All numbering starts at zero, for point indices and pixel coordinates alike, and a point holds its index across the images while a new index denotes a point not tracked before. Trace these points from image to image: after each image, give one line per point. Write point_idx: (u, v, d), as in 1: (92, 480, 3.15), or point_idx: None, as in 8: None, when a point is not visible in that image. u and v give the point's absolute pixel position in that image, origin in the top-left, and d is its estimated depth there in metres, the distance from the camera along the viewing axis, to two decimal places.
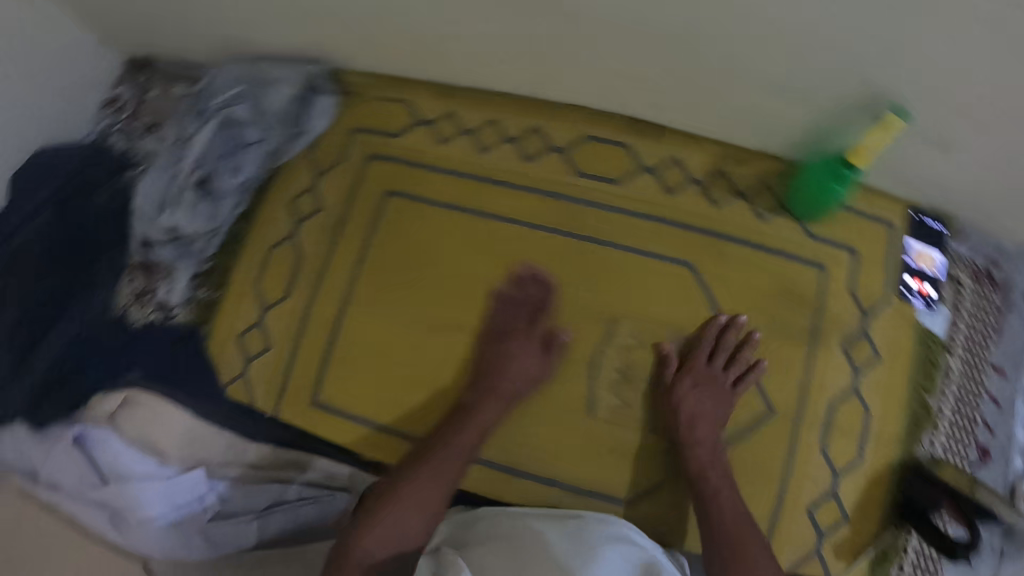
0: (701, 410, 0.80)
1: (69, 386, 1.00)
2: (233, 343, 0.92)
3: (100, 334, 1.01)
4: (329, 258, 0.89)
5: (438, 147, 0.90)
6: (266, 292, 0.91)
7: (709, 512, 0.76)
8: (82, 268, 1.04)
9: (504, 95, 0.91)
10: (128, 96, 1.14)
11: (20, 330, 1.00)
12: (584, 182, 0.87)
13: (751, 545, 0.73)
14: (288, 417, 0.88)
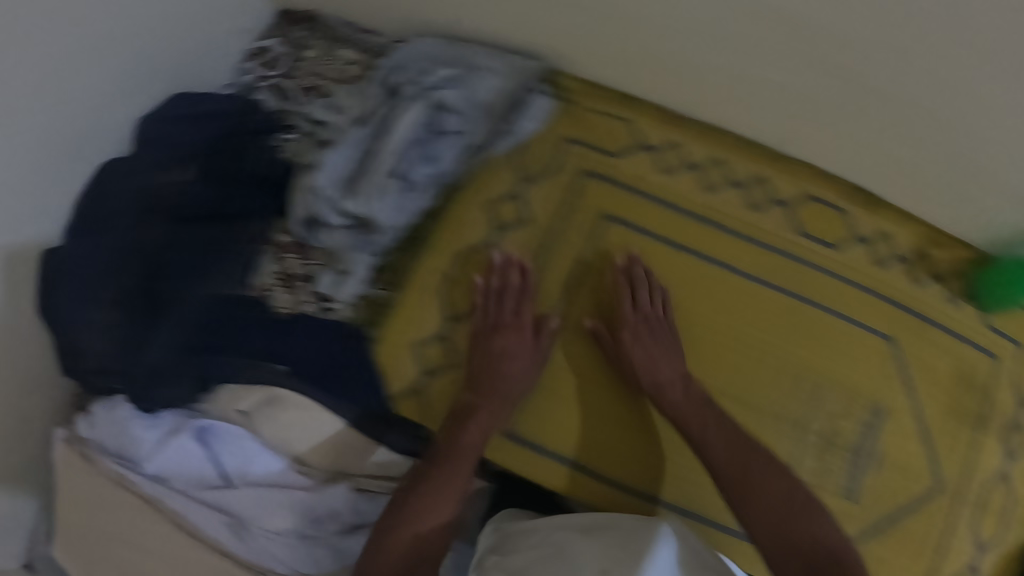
0: (659, 352, 0.82)
1: (195, 370, 0.89)
2: (409, 353, 0.85)
3: (238, 315, 0.90)
4: (540, 279, 0.87)
5: (661, 178, 0.88)
6: (455, 303, 0.85)
7: (709, 457, 0.78)
8: (220, 237, 0.92)
9: (733, 137, 0.88)
10: (280, 52, 1.05)
11: (145, 299, 0.91)
12: (802, 242, 0.87)
13: (766, 477, 0.77)
14: (474, 441, 0.83)
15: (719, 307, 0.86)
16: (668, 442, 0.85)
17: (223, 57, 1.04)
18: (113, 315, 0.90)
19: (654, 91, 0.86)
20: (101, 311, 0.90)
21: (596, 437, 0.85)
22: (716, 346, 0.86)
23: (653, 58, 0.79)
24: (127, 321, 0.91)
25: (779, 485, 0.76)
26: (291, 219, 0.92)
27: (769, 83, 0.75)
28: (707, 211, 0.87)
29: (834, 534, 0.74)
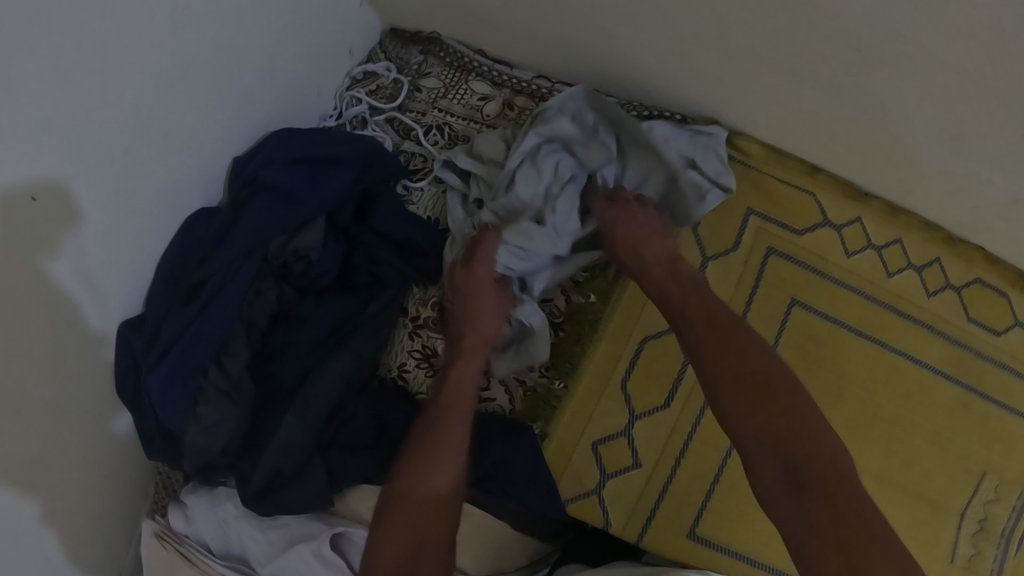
0: (637, 240, 0.74)
1: (328, 468, 0.76)
2: (584, 450, 0.76)
3: (374, 403, 0.79)
4: None
5: (847, 259, 0.85)
6: (636, 396, 0.77)
7: (691, 339, 0.65)
8: (352, 311, 0.79)
9: (910, 217, 0.84)
10: (392, 76, 0.89)
11: (267, 385, 0.78)
12: (969, 328, 0.86)
13: (734, 355, 0.61)
14: (653, 546, 0.76)
15: (895, 395, 0.84)
16: None
17: (327, 85, 0.87)
18: (226, 408, 0.75)
19: (840, 164, 0.80)
20: (209, 403, 0.74)
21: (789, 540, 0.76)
22: (897, 437, 0.84)
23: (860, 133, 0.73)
24: (242, 413, 0.75)
25: (769, 369, 0.60)
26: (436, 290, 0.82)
27: (976, 178, 0.72)
28: (887, 293, 0.85)
29: (828, 449, 0.55)
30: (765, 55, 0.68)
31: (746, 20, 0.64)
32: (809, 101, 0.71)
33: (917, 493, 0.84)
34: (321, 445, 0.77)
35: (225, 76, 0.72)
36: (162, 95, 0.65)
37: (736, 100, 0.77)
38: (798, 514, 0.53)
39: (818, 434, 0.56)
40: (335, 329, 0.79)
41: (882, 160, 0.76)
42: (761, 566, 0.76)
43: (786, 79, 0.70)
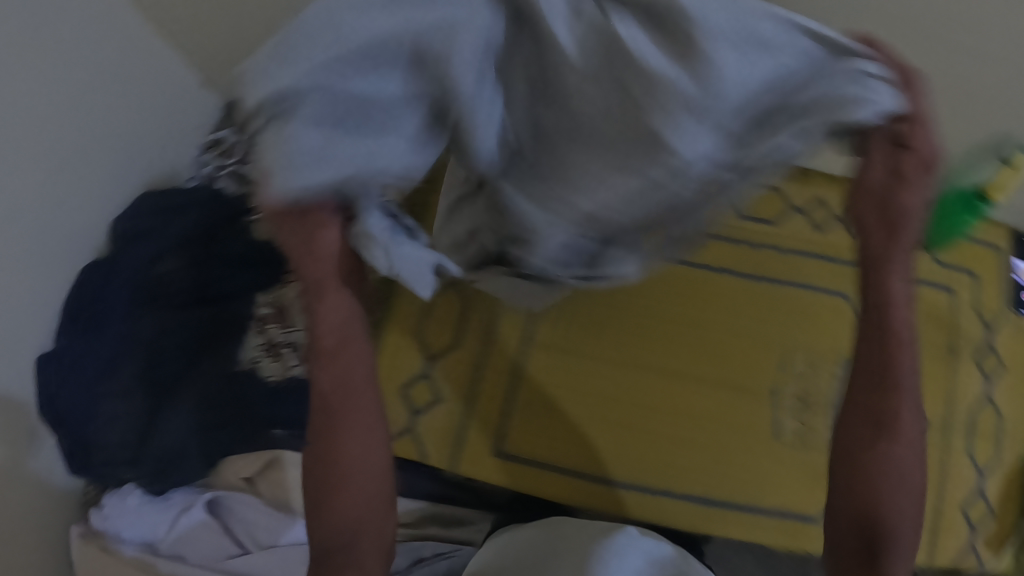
0: (909, 223, 0.50)
1: (204, 446, 0.92)
2: (395, 396, 0.89)
3: (230, 391, 0.94)
4: (502, 302, 0.89)
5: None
6: (431, 341, 0.90)
7: (885, 300, 0.54)
8: (205, 320, 0.95)
9: None
10: (231, 136, 1.05)
11: (143, 391, 0.92)
12: (745, 225, 0.93)
13: (904, 357, 0.55)
14: (469, 470, 0.86)
15: (678, 298, 0.90)
16: (626, 420, 0.87)
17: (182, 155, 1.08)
18: (120, 407, 0.92)
19: None
20: (105, 404, 0.91)
21: (595, 446, 0.86)
22: (691, 324, 0.89)
23: None
24: (133, 410, 0.92)
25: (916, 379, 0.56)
26: (271, 292, 0.98)
27: None
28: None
29: (909, 462, 0.56)
30: None
31: None
32: None
33: (725, 373, 0.88)
34: (198, 428, 0.92)
35: (93, 152, 0.94)
36: (46, 178, 0.86)
37: None
38: (845, 490, 0.58)
39: (903, 454, 0.56)
40: (198, 334, 0.95)
41: None
42: (574, 472, 0.86)
43: None
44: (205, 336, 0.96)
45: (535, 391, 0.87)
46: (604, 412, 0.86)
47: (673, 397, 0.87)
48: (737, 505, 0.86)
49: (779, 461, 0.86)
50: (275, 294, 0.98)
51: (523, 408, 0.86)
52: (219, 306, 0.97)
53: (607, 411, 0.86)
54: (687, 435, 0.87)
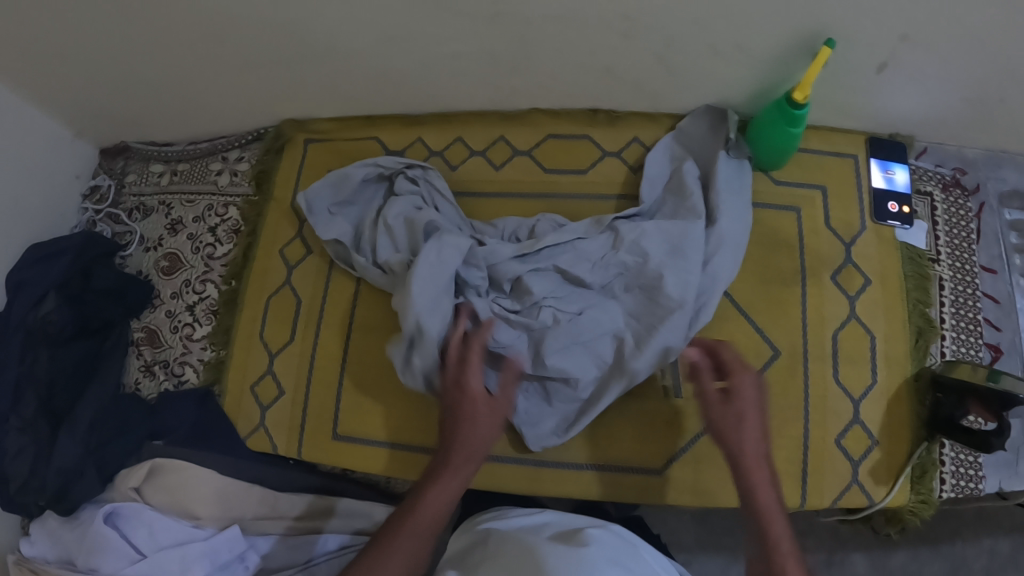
0: (743, 412, 0.66)
1: (102, 466, 0.96)
2: (248, 395, 0.96)
3: (119, 412, 0.98)
4: (327, 295, 0.96)
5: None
6: (271, 340, 0.97)
7: (738, 454, 0.65)
8: (92, 351, 1.01)
9: (466, 114, 0.99)
10: (107, 183, 1.14)
11: (38, 421, 0.95)
12: (555, 178, 0.96)
13: (761, 490, 0.64)
14: (312, 454, 0.92)
15: None
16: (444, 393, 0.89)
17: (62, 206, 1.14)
18: (23, 440, 0.95)
19: (384, 100, 0.97)
20: (11, 439, 0.96)
21: (416, 424, 0.89)
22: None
23: (363, 73, 0.92)
24: (33, 443, 0.95)
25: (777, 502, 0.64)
26: (145, 316, 1.06)
27: (454, 55, 0.86)
28: (465, 186, 0.98)
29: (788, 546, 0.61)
30: (259, 52, 0.90)
31: (221, 40, 0.88)
32: (323, 69, 0.92)
33: None
34: (88, 454, 0.95)
35: None
36: None
37: (292, 100, 0.99)
38: None
39: (780, 531, 0.62)
40: (80, 368, 0.99)
41: (398, 84, 0.93)
42: (401, 448, 0.89)
43: (286, 54, 0.90)
44: (89, 368, 1.00)
45: (360, 374, 0.92)
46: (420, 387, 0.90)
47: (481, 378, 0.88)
48: (565, 464, 0.85)
49: (607, 413, 0.85)
50: (147, 319, 1.05)
51: (353, 393, 0.92)
52: (102, 337, 1.03)
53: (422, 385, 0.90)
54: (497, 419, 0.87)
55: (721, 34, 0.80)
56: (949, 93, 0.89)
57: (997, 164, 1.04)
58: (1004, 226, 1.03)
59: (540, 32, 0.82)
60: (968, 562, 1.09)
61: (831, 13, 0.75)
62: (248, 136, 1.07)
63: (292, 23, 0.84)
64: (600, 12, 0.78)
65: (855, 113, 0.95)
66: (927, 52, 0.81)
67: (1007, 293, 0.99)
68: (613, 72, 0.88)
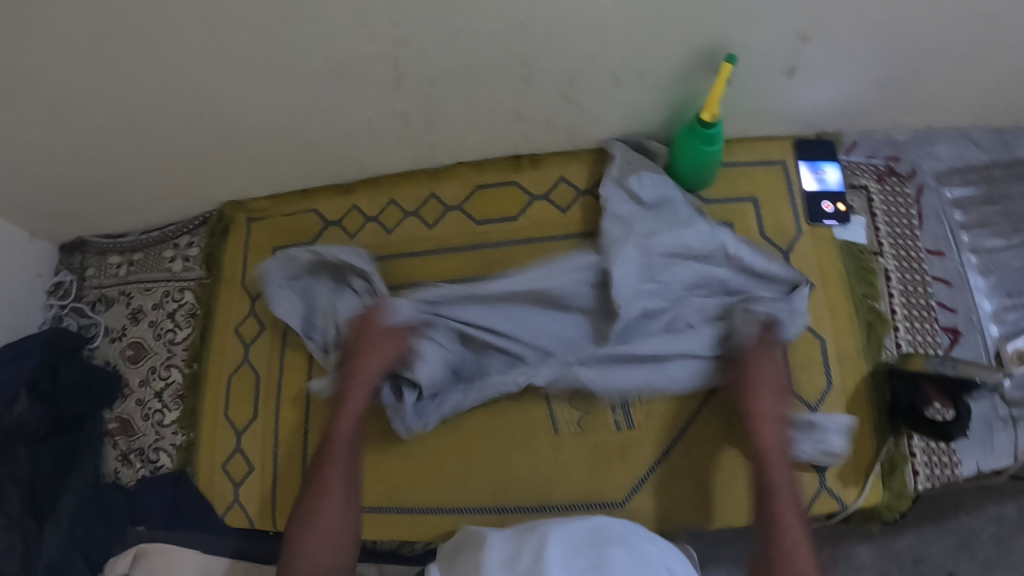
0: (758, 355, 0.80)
1: (88, 558, 0.97)
2: (219, 473, 0.99)
3: (98, 504, 1.01)
4: (284, 366, 0.98)
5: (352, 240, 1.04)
6: (235, 417, 0.99)
7: (755, 414, 0.79)
8: (67, 446, 1.03)
9: (395, 176, 1.05)
10: (69, 278, 1.17)
11: (23, 521, 0.96)
12: (486, 228, 1.01)
13: (766, 437, 0.78)
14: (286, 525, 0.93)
15: None
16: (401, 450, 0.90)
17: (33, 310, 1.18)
18: (8, 539, 0.95)
19: (319, 171, 1.03)
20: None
21: (378, 484, 0.90)
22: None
23: (290, 147, 0.96)
24: (21, 542, 0.95)
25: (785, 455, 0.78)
26: (117, 407, 1.08)
27: (369, 121, 0.91)
28: (401, 246, 1.03)
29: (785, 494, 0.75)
30: (190, 144, 0.95)
31: (152, 139, 0.93)
32: (254, 149, 0.97)
33: (499, 414, 0.88)
34: (74, 546, 0.97)
35: None
36: None
37: (236, 183, 1.04)
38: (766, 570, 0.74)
39: (778, 481, 0.76)
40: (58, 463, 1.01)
41: (328, 153, 0.98)
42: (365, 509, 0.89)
43: (216, 142, 0.94)
44: (67, 462, 1.02)
45: (320, 442, 0.93)
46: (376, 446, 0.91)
47: (437, 433, 0.89)
48: (518, 510, 0.86)
49: (559, 453, 0.86)
50: (119, 409, 1.08)
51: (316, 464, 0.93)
52: (74, 432, 1.04)
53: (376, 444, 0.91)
54: (457, 472, 0.88)
55: (619, 67, 0.83)
56: (858, 88, 0.91)
57: (929, 142, 1.03)
58: (945, 205, 1.02)
59: (445, 88, 0.86)
60: (977, 533, 1.06)
61: (715, 34, 0.78)
62: (194, 222, 1.12)
63: (215, 111, 0.88)
64: (492, 65, 0.82)
65: (774, 118, 0.96)
66: (823, 53, 0.83)
67: (957, 272, 0.99)
68: (523, 116, 0.93)
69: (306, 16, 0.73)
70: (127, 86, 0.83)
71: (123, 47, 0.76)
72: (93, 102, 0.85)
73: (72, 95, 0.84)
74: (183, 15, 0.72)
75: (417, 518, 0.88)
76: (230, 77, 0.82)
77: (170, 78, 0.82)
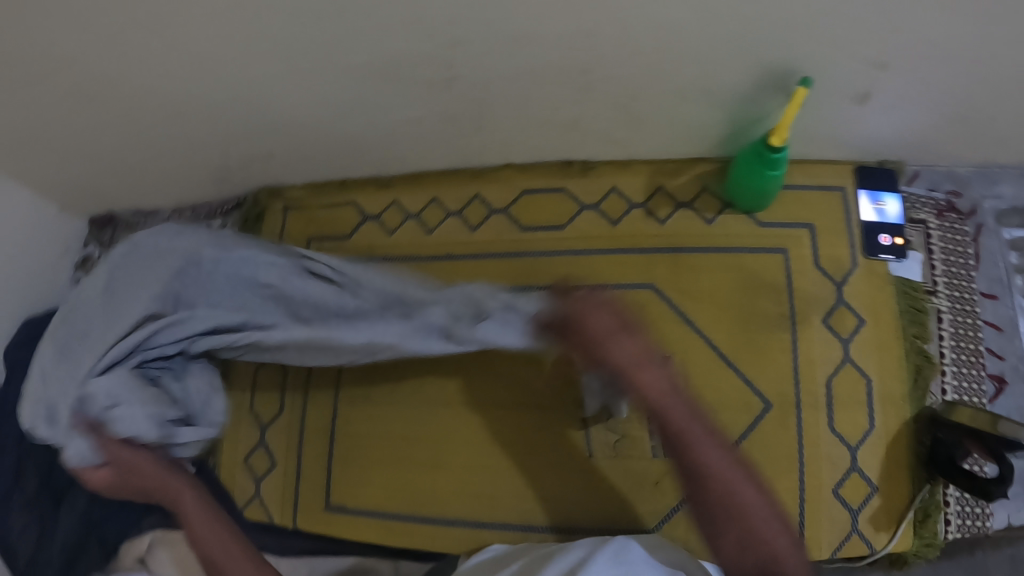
0: (599, 337, 0.73)
1: (103, 542, 0.98)
2: (240, 467, 0.97)
3: None
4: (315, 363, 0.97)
5: (390, 237, 1.01)
6: (261, 412, 0.98)
7: (672, 429, 0.71)
8: None
9: (437, 173, 1.02)
10: (97, 253, 1.15)
11: (41, 498, 0.98)
12: (530, 234, 0.98)
13: (698, 444, 0.70)
14: (304, 524, 0.92)
15: None
16: (430, 458, 0.90)
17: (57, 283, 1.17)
18: (25, 518, 0.97)
19: (359, 164, 1.00)
20: (12, 518, 0.97)
21: (406, 491, 0.90)
22: (479, 382, 0.90)
23: (333, 138, 0.93)
24: (38, 519, 0.97)
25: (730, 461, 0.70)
26: None
27: (416, 119, 0.88)
28: (439, 247, 1.00)
29: (751, 497, 0.68)
30: (230, 128, 0.91)
31: (192, 122, 0.90)
32: (295, 138, 0.94)
33: (531, 430, 0.88)
34: (90, 527, 0.98)
35: None
36: None
37: (273, 170, 1.02)
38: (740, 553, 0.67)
39: (745, 491, 0.68)
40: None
41: (371, 147, 0.95)
42: (388, 515, 0.89)
43: (256, 128, 0.91)
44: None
45: (349, 444, 0.93)
46: (404, 452, 0.91)
47: (469, 446, 0.89)
48: (541, 529, 0.86)
49: (589, 477, 0.86)
50: None
51: (344, 466, 0.93)
52: None
53: (405, 450, 0.91)
54: (485, 486, 0.88)
55: (685, 83, 0.79)
56: (930, 121, 0.87)
57: (993, 181, 0.99)
58: (1002, 246, 0.99)
59: (499, 92, 0.83)
60: None
61: (792, 57, 0.74)
62: (227, 204, 1.10)
63: (260, 97, 0.85)
64: (553, 72, 0.79)
65: (837, 144, 0.92)
66: (902, 83, 0.79)
67: (1008, 319, 0.95)
68: (577, 124, 0.89)
69: (362, 11, 0.69)
70: (172, 67, 0.80)
71: (170, 30, 0.73)
72: (136, 81, 0.82)
73: (114, 72, 0.80)
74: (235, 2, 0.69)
75: (439, 529, 0.87)
76: (276, 66, 0.79)
77: (214, 63, 0.79)
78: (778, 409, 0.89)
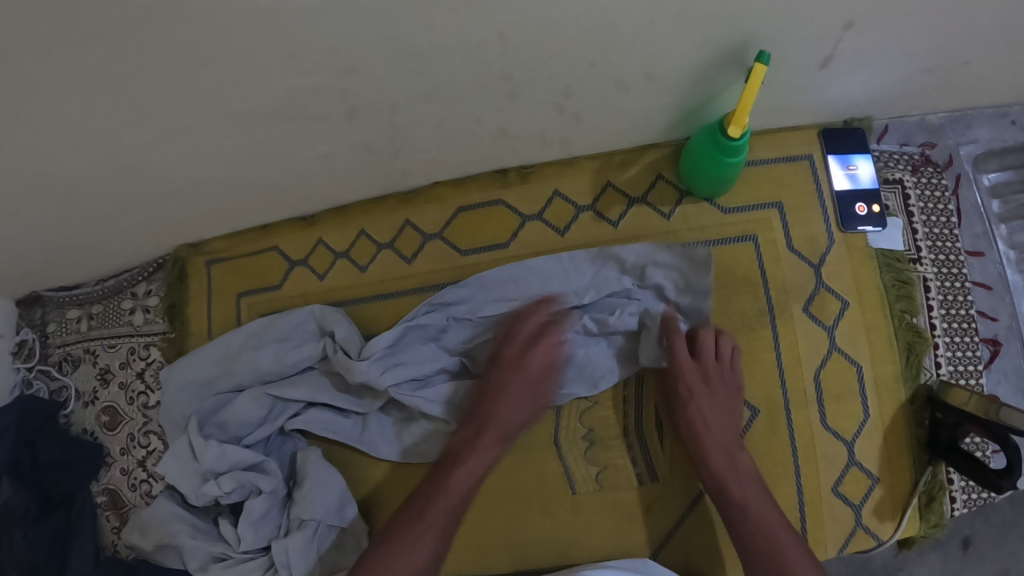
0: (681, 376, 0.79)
1: None
2: None
3: None
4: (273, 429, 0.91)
5: (323, 280, 0.94)
6: None
7: (753, 516, 0.73)
8: (62, 525, 0.96)
9: (364, 204, 0.93)
10: (31, 335, 1.05)
11: None
12: (474, 258, 0.90)
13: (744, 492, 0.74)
14: None
15: None
16: None
17: None
18: None
19: (279, 207, 0.90)
20: None
21: None
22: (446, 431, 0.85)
23: (244, 187, 0.84)
24: None
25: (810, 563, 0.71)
26: (106, 476, 1.01)
27: (328, 154, 0.78)
28: (380, 284, 0.92)
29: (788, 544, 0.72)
30: (130, 196, 0.82)
31: (86, 196, 0.80)
32: (204, 194, 0.84)
33: (513, 470, 0.83)
34: None
35: None
36: None
37: (190, 226, 0.92)
38: None
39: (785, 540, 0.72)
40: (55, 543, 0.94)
41: (289, 189, 0.86)
42: None
43: (158, 191, 0.82)
44: (64, 540, 0.95)
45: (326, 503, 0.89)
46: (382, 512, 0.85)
47: None
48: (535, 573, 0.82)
49: (578, 513, 0.82)
50: (105, 480, 1.00)
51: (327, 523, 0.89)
52: (67, 507, 0.97)
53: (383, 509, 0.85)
54: (473, 537, 0.83)
55: (622, 73, 0.70)
56: (896, 76, 0.77)
57: (965, 125, 0.91)
58: (983, 195, 0.91)
59: (412, 114, 0.73)
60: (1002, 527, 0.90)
61: (738, 34, 0.64)
62: (150, 267, 1.02)
63: (151, 161, 0.75)
64: (467, 85, 0.69)
65: (798, 112, 0.83)
66: (867, 41, 0.69)
67: (997, 274, 0.89)
68: (509, 131, 0.80)
69: (227, 53, 0.59)
70: (39, 148, 0.69)
71: (21, 111, 0.63)
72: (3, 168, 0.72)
73: None
74: (80, 69, 0.58)
75: None
76: (156, 127, 0.69)
77: (81, 136, 0.68)
78: (767, 413, 0.83)
